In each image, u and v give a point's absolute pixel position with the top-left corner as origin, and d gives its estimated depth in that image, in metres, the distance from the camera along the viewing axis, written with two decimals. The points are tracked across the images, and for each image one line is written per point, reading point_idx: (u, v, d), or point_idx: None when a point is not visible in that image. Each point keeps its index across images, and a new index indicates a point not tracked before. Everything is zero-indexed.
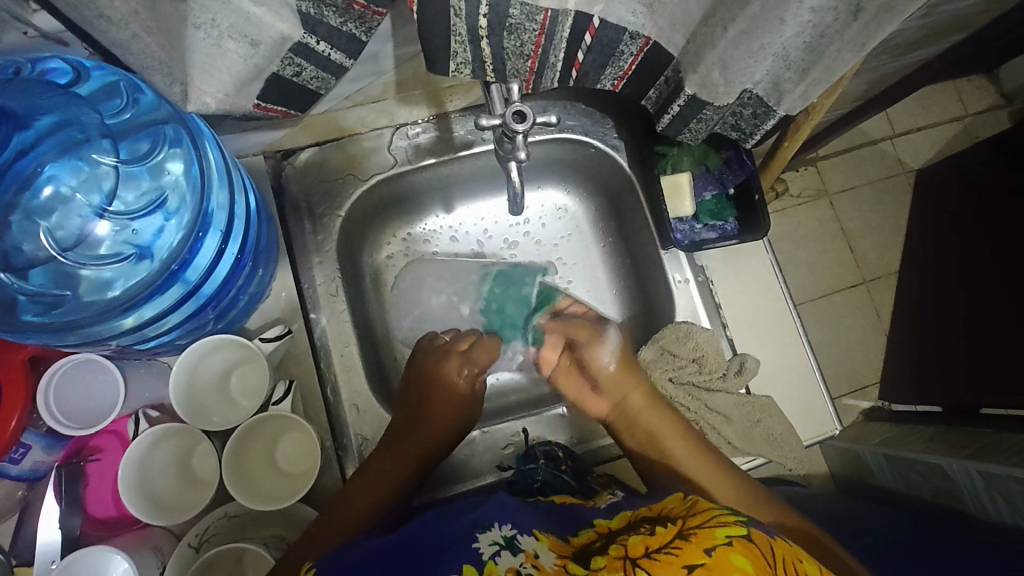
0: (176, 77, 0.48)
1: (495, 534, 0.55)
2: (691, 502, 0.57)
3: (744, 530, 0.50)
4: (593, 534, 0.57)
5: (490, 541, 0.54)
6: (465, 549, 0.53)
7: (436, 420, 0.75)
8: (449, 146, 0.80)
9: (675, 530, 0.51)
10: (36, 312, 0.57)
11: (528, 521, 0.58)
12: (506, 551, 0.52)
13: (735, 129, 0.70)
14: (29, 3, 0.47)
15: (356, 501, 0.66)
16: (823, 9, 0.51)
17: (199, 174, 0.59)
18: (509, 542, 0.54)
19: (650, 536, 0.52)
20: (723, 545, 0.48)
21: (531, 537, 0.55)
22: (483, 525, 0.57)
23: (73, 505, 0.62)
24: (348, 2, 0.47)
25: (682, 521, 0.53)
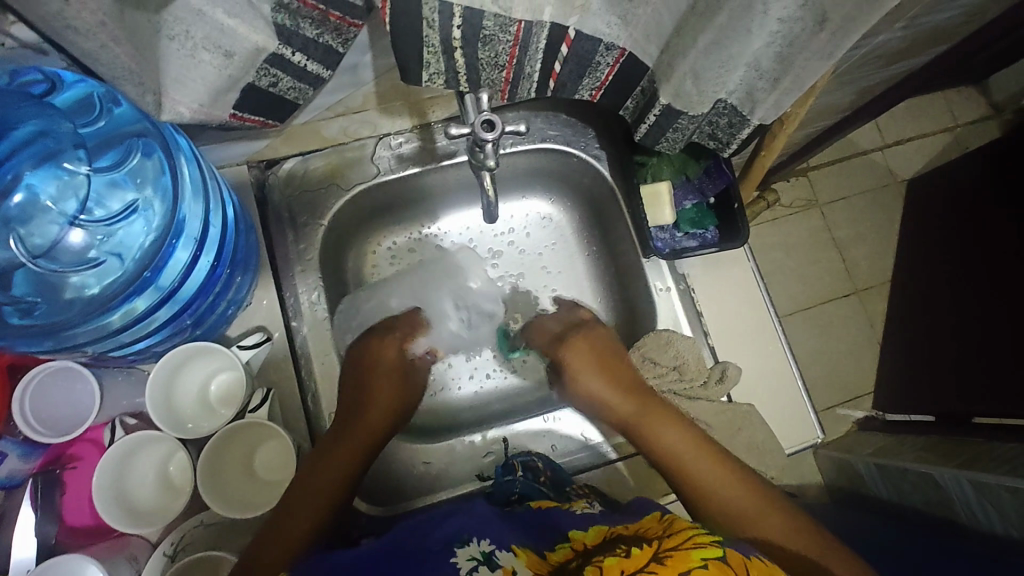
0: (148, 87, 0.47)
1: (474, 549, 0.54)
2: (666, 523, 0.56)
3: (721, 553, 0.49)
4: (569, 551, 0.56)
5: (468, 556, 0.53)
6: (444, 565, 0.52)
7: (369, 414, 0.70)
8: (432, 156, 0.81)
9: (650, 552, 0.51)
10: (20, 316, 0.57)
11: (509, 537, 0.56)
12: (484, 566, 0.52)
13: (712, 138, 0.71)
14: (5, 15, 0.47)
15: (296, 519, 0.60)
16: (791, 20, 0.51)
17: (172, 183, 0.60)
18: (488, 557, 0.53)
19: (625, 558, 0.50)
20: (698, 568, 0.47)
21: (509, 553, 0.54)
22: (461, 539, 0.55)
23: (48, 513, 0.61)
24: (324, 14, 0.50)
25: (657, 543, 0.53)
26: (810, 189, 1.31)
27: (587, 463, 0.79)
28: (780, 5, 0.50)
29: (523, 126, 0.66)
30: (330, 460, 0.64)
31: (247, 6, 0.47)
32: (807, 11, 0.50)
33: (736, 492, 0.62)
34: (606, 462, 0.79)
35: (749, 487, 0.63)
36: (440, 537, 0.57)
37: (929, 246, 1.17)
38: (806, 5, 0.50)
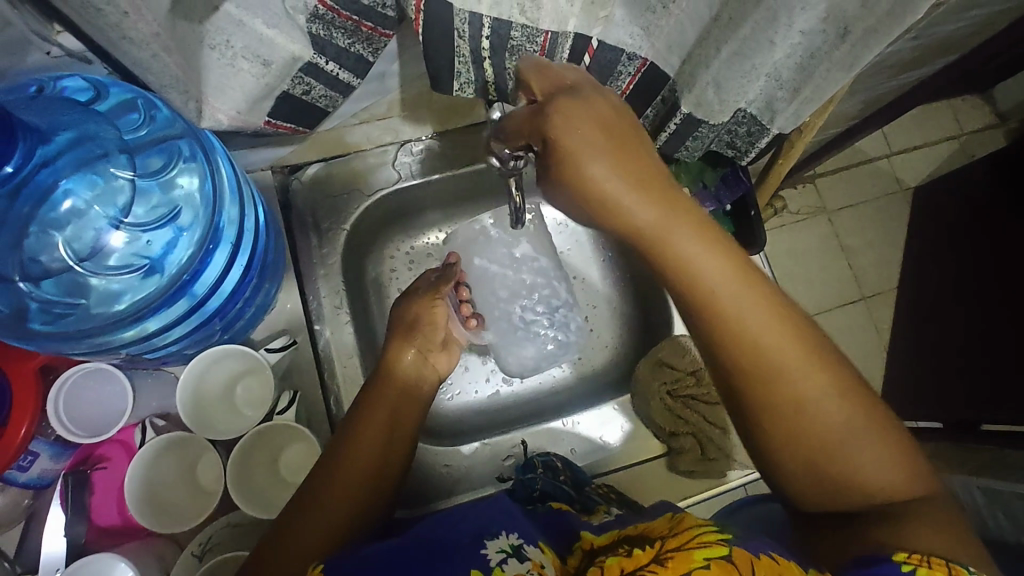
0: (191, 94, 0.49)
1: (502, 542, 0.54)
2: (674, 522, 0.54)
3: (725, 551, 0.46)
4: (582, 553, 0.57)
5: (497, 549, 0.53)
6: (472, 557, 0.52)
7: (377, 405, 0.66)
8: (452, 162, 0.83)
9: (653, 553, 0.48)
10: (47, 320, 0.58)
11: (536, 533, 0.57)
12: (512, 559, 0.52)
13: (731, 147, 0.72)
14: (53, 24, 0.51)
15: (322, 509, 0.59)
16: (812, 32, 0.53)
17: (211, 191, 0.61)
18: (516, 550, 0.53)
19: (626, 557, 0.49)
20: (699, 568, 0.45)
21: (536, 548, 0.55)
22: (489, 533, 0.56)
23: (79, 514, 0.63)
24: (356, 24, 0.51)
25: (661, 543, 0.50)
26: (817, 195, 1.32)
27: (606, 466, 0.80)
28: (804, 16, 0.51)
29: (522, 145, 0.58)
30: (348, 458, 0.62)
31: (285, 17, 0.48)
32: (829, 23, 0.52)
33: (830, 396, 0.50)
34: (627, 463, 0.80)
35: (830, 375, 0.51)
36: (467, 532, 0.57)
37: (940, 255, 1.18)
38: (828, 18, 0.51)
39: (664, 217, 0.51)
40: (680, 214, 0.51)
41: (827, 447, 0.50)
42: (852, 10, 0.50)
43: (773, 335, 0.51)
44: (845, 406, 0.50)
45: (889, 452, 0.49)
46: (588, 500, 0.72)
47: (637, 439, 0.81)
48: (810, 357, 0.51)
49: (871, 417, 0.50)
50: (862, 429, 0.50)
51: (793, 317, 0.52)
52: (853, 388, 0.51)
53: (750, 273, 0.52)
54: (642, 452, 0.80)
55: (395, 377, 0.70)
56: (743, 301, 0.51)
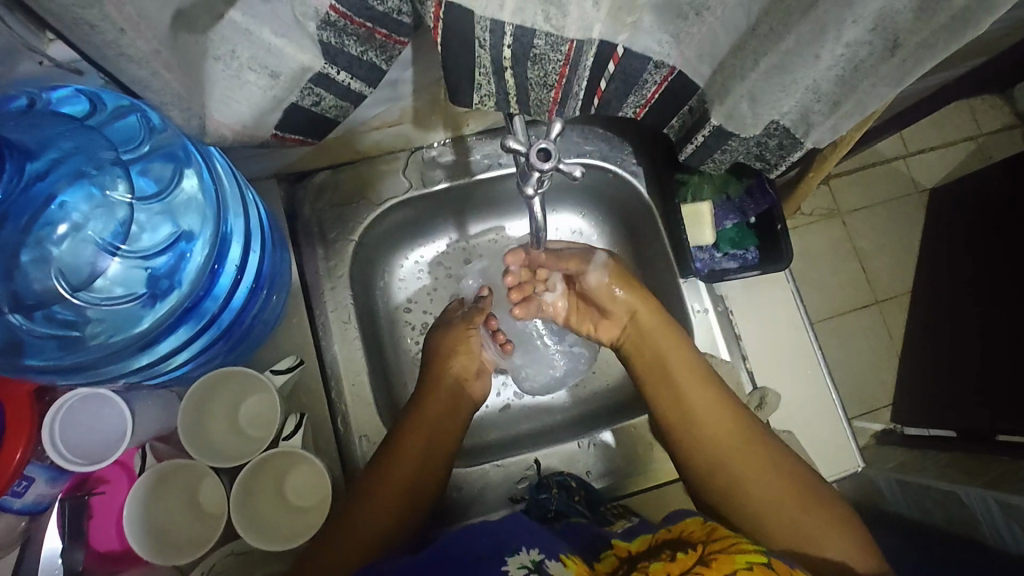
0: (195, 109, 0.45)
1: (523, 557, 0.52)
2: (710, 527, 0.54)
3: (765, 558, 0.48)
4: (614, 560, 0.55)
5: (518, 564, 0.51)
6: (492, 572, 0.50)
7: (417, 426, 0.68)
8: (464, 169, 0.79)
9: (696, 555, 0.50)
10: (44, 354, 0.55)
11: (558, 546, 0.55)
12: (535, 574, 0.50)
13: (759, 159, 0.68)
14: (46, 32, 0.48)
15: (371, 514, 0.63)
16: (860, 43, 0.49)
17: (215, 192, 0.59)
18: (538, 565, 0.51)
19: (671, 561, 0.50)
20: (742, 570, 0.47)
21: (558, 563, 0.52)
22: (510, 547, 0.54)
23: (76, 539, 0.60)
24: (370, 31, 0.47)
25: (702, 547, 0.51)
26: (831, 198, 1.26)
27: (624, 487, 0.77)
28: (853, 29, 0.47)
29: (579, 171, 0.55)
30: (383, 480, 0.64)
31: (295, 25, 0.44)
32: (877, 36, 0.48)
33: (776, 488, 0.62)
34: (644, 485, 0.77)
35: (777, 473, 0.63)
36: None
37: (954, 258, 1.13)
38: (877, 30, 0.47)
39: (641, 340, 0.72)
40: (669, 331, 0.71)
41: (760, 525, 0.61)
42: (905, 23, 0.46)
43: (727, 440, 0.65)
44: (792, 503, 0.61)
45: (840, 542, 0.59)
46: (603, 520, 0.69)
47: (654, 461, 0.78)
48: (742, 440, 0.65)
49: (801, 496, 0.61)
50: (811, 523, 0.60)
51: (746, 421, 0.66)
52: (780, 468, 0.63)
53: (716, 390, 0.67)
54: (660, 474, 0.77)
55: (434, 397, 0.72)
56: (703, 406, 0.66)
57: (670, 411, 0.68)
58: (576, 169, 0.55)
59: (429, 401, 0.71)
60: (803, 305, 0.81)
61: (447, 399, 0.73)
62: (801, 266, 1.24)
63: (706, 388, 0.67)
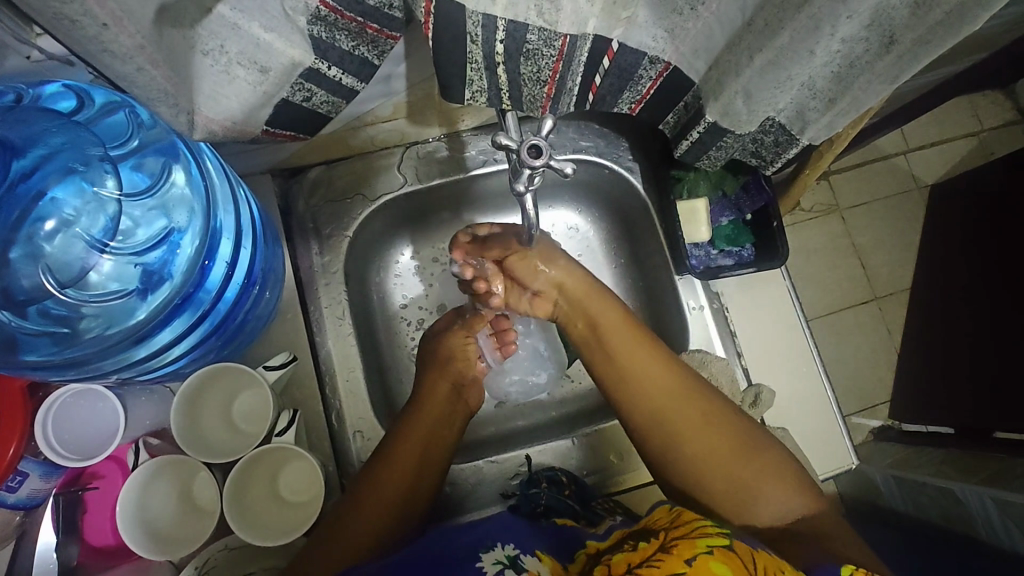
0: (182, 105, 0.46)
1: (500, 553, 0.54)
2: (674, 513, 0.54)
3: (726, 542, 0.48)
4: (585, 556, 0.55)
5: (493, 559, 0.53)
6: (468, 567, 0.52)
7: (416, 428, 0.68)
8: (459, 165, 0.79)
9: (658, 543, 0.50)
10: (40, 350, 0.55)
11: (531, 542, 0.57)
12: (510, 569, 0.52)
13: (755, 156, 0.68)
14: (33, 27, 0.47)
15: (370, 510, 0.62)
16: (855, 39, 0.48)
17: (205, 187, 0.59)
18: (513, 561, 0.53)
19: (633, 552, 0.50)
20: (703, 554, 0.47)
21: (533, 558, 0.54)
22: (486, 544, 0.56)
23: (71, 533, 0.61)
24: (361, 26, 0.47)
25: (664, 533, 0.51)
26: (831, 193, 1.25)
27: (617, 485, 0.77)
28: (849, 25, 0.46)
29: (571, 168, 0.54)
30: (381, 482, 0.64)
31: (284, 19, 0.44)
32: (873, 32, 0.47)
33: (716, 442, 0.61)
34: (638, 482, 0.77)
35: (722, 434, 0.61)
36: (468, 545, 0.57)
37: (953, 255, 1.12)
38: (874, 26, 0.47)
39: (574, 308, 0.70)
40: (600, 291, 0.70)
41: (718, 492, 0.60)
42: (902, 19, 0.46)
43: (669, 395, 0.63)
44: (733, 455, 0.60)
45: (780, 490, 0.59)
46: (594, 515, 0.70)
47: None
48: (685, 403, 0.63)
49: (750, 454, 0.60)
50: (750, 474, 0.59)
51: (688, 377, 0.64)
52: (724, 427, 0.61)
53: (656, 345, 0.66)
54: (654, 471, 0.77)
55: (434, 400, 0.71)
56: (644, 362, 0.64)
57: (614, 371, 0.66)
58: (567, 167, 0.54)
59: (429, 403, 0.70)
60: (799, 302, 0.81)
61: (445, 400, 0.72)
62: (798, 262, 1.23)
63: (646, 345, 0.66)
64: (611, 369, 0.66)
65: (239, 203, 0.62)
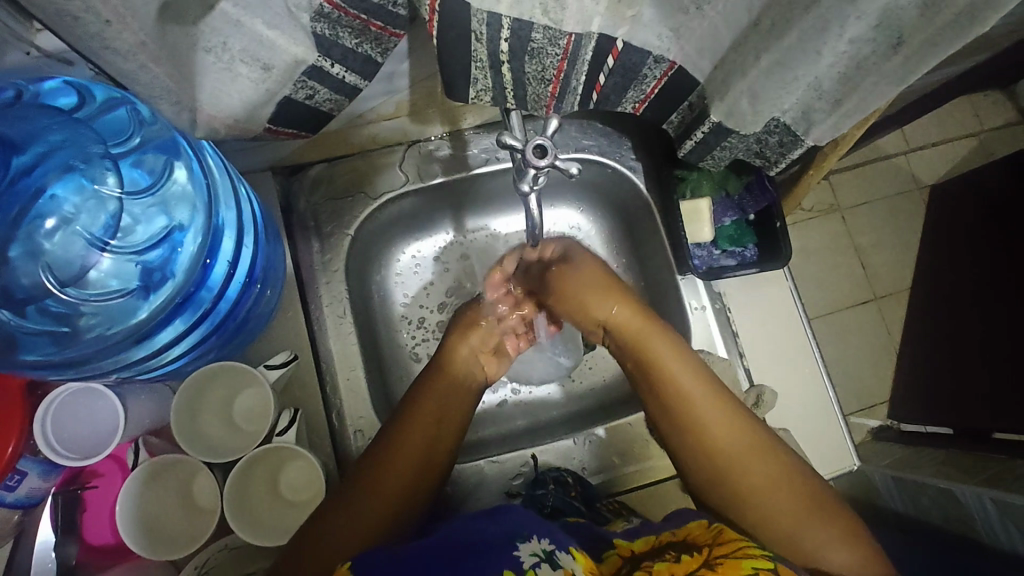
0: (184, 104, 0.46)
1: (535, 546, 0.51)
2: (714, 530, 0.53)
3: (772, 565, 0.48)
4: (617, 559, 0.55)
5: (530, 552, 0.50)
6: (505, 556, 0.49)
7: (416, 426, 0.65)
8: (461, 163, 0.79)
9: (700, 559, 0.49)
10: (41, 350, 0.55)
11: (565, 538, 0.53)
12: (546, 563, 0.49)
13: (759, 156, 0.68)
14: (30, 20, 0.50)
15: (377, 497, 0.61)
16: (862, 40, 0.48)
17: (205, 184, 0.58)
18: (549, 556, 0.49)
19: (675, 564, 0.49)
20: None
21: (569, 555, 0.51)
22: (521, 535, 0.52)
23: (70, 533, 0.60)
24: (365, 23, 0.46)
25: (707, 550, 0.50)
26: (832, 193, 1.25)
27: (619, 485, 0.77)
28: (856, 25, 0.46)
29: (576, 167, 0.55)
30: (381, 482, 0.61)
31: (287, 16, 0.43)
32: (881, 33, 0.47)
33: (784, 497, 0.57)
34: (640, 482, 0.77)
35: (786, 482, 0.57)
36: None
37: (954, 257, 1.12)
38: (881, 27, 0.46)
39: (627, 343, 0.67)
40: (656, 329, 0.66)
41: (784, 543, 0.56)
42: (910, 20, 0.45)
43: (731, 443, 0.59)
44: (804, 512, 0.56)
45: (848, 547, 0.54)
46: (600, 517, 0.69)
47: (649, 459, 0.77)
48: (749, 449, 0.59)
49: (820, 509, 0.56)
50: (815, 531, 0.55)
51: (756, 427, 0.61)
52: (788, 476, 0.58)
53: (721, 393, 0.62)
54: (654, 471, 0.77)
55: (430, 395, 0.68)
56: (708, 410, 0.61)
57: (676, 415, 0.62)
58: (572, 167, 0.55)
59: (426, 399, 0.67)
60: (801, 302, 0.81)
61: (444, 396, 0.69)
62: (799, 262, 1.23)
63: (709, 390, 0.62)
64: (672, 414, 0.62)
65: (241, 202, 0.61)
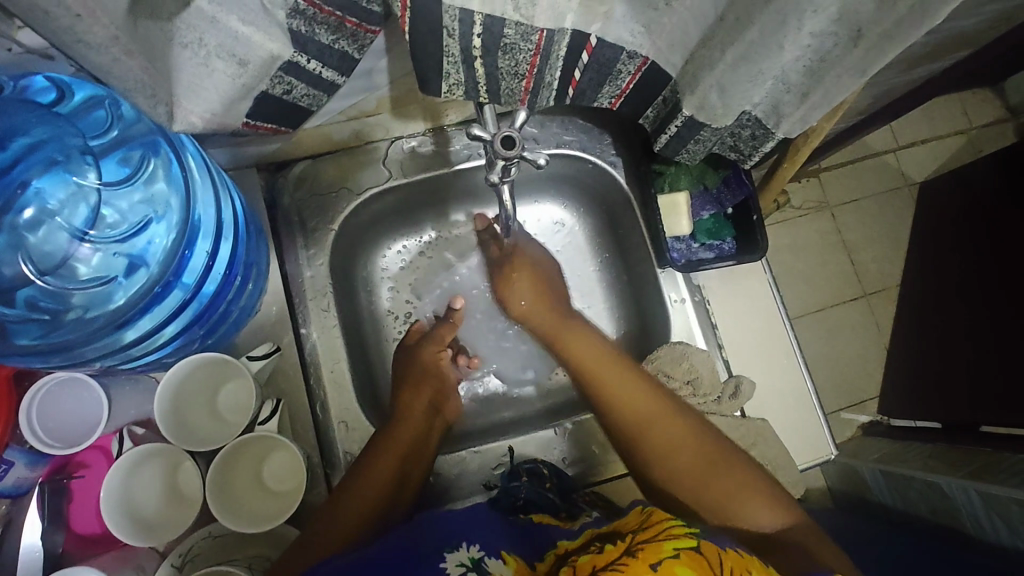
0: (160, 97, 0.46)
1: (463, 555, 0.54)
2: (645, 514, 0.55)
3: (694, 543, 0.48)
4: (554, 557, 0.56)
5: (457, 562, 0.53)
6: (431, 567, 0.52)
7: (400, 436, 0.70)
8: (443, 159, 0.80)
9: (623, 547, 0.50)
10: (29, 335, 0.56)
11: (497, 542, 0.57)
12: (473, 571, 0.52)
13: (733, 150, 0.69)
14: (15, 20, 0.47)
15: (360, 497, 0.65)
16: (824, 34, 0.49)
17: (181, 176, 0.60)
18: (477, 563, 0.53)
19: (597, 554, 0.50)
20: (667, 559, 0.47)
21: (498, 560, 0.54)
22: (451, 544, 0.56)
23: (56, 522, 0.61)
24: (340, 20, 0.47)
25: (631, 537, 0.52)
26: (819, 189, 1.27)
27: (600, 475, 0.78)
28: (816, 19, 0.47)
29: (546, 158, 0.58)
30: (366, 482, 0.66)
31: (262, 12, 0.44)
32: (842, 26, 0.48)
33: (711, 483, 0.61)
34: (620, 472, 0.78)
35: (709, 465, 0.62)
36: (443, 534, 0.58)
37: (940, 253, 1.13)
38: (842, 21, 0.48)
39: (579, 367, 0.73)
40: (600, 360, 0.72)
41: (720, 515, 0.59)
42: (868, 14, 0.47)
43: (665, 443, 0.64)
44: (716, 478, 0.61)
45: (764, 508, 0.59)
46: (574, 508, 0.71)
47: None
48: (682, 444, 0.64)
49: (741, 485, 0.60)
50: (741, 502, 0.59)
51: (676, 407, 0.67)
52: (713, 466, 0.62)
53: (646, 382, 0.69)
54: None
55: (411, 410, 0.73)
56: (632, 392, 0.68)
57: (600, 405, 0.70)
58: (540, 158, 0.58)
59: (409, 412, 0.73)
60: (779, 293, 0.82)
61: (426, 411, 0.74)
62: (785, 258, 1.24)
63: (631, 377, 0.69)
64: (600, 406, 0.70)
65: (220, 194, 0.63)
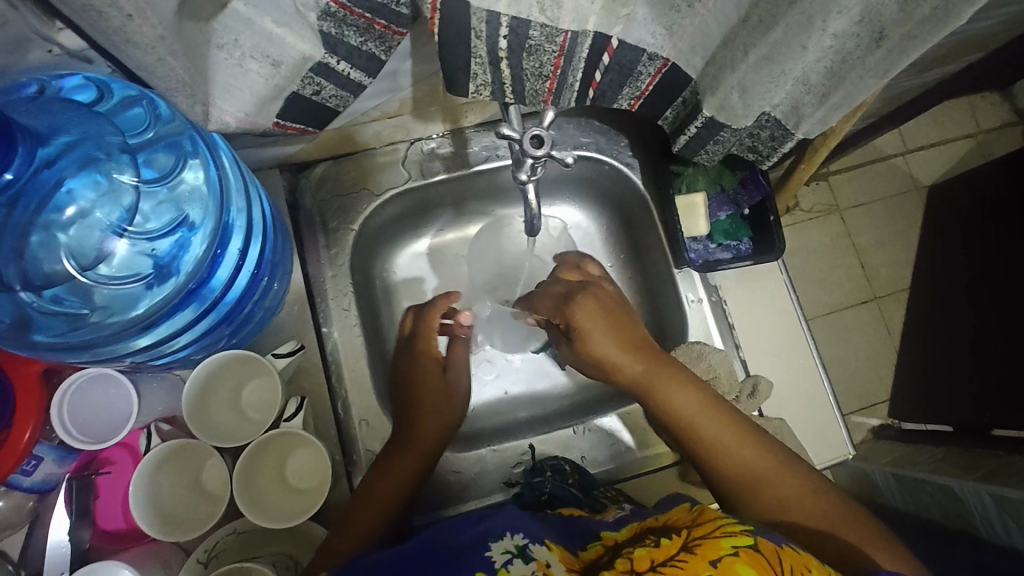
0: (198, 97, 0.48)
1: (508, 543, 0.54)
2: (696, 512, 0.55)
3: (751, 540, 0.48)
4: (601, 548, 0.56)
5: (502, 550, 0.53)
6: (478, 558, 0.52)
7: (413, 424, 0.72)
8: (463, 161, 0.81)
9: (680, 542, 0.49)
10: (54, 332, 0.58)
11: (542, 533, 0.57)
12: (518, 559, 0.52)
13: (752, 151, 0.70)
14: (54, 22, 0.47)
15: (364, 512, 0.65)
16: (846, 36, 0.50)
17: (218, 181, 0.61)
18: (522, 550, 0.53)
19: (654, 548, 0.50)
20: (729, 556, 0.46)
21: (543, 547, 0.54)
22: (494, 535, 0.56)
23: (83, 516, 0.62)
24: (369, 22, 0.48)
25: (687, 532, 0.51)
26: (830, 193, 1.27)
27: (617, 474, 0.78)
28: (839, 20, 0.48)
29: (571, 157, 0.59)
30: (371, 493, 0.66)
31: (296, 15, 0.45)
32: (864, 27, 0.49)
33: (822, 510, 0.59)
34: (637, 472, 0.78)
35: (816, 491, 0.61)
36: (474, 536, 0.58)
37: (948, 255, 1.14)
38: (864, 22, 0.48)
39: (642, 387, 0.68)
40: (669, 373, 0.68)
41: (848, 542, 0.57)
42: (891, 15, 0.47)
43: (766, 467, 0.62)
44: (823, 502, 0.60)
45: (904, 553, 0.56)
46: (596, 503, 0.70)
47: (648, 447, 0.79)
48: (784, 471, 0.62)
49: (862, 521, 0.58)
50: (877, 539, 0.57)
51: (772, 446, 0.64)
52: (822, 493, 0.61)
53: (723, 410, 0.66)
54: (653, 461, 0.79)
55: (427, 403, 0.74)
56: (721, 433, 0.64)
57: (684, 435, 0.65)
58: (568, 156, 0.58)
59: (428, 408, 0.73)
60: (796, 294, 0.83)
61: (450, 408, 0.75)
62: (796, 261, 1.25)
63: (714, 407, 0.66)
64: (676, 431, 0.66)
65: (251, 198, 0.65)
